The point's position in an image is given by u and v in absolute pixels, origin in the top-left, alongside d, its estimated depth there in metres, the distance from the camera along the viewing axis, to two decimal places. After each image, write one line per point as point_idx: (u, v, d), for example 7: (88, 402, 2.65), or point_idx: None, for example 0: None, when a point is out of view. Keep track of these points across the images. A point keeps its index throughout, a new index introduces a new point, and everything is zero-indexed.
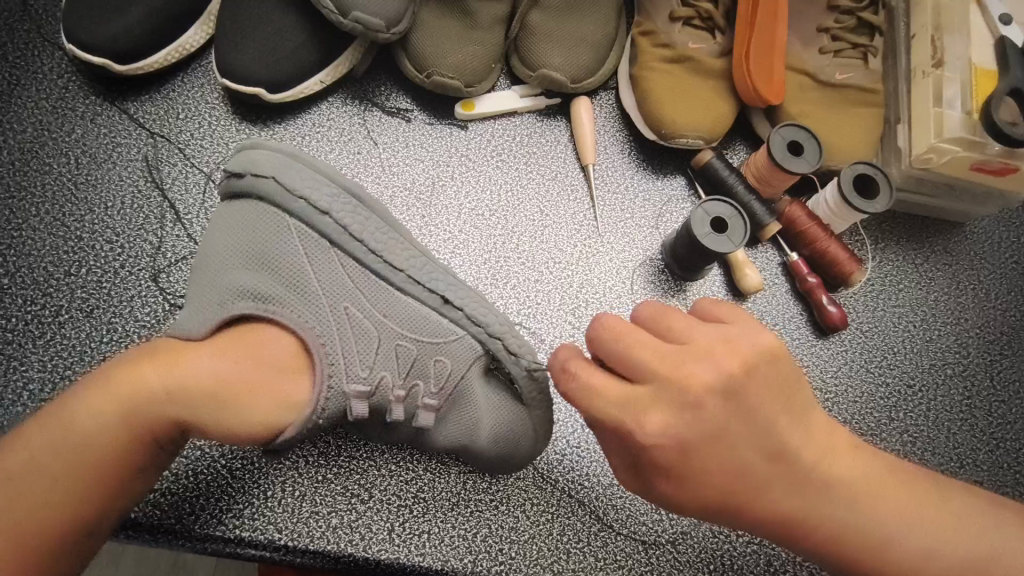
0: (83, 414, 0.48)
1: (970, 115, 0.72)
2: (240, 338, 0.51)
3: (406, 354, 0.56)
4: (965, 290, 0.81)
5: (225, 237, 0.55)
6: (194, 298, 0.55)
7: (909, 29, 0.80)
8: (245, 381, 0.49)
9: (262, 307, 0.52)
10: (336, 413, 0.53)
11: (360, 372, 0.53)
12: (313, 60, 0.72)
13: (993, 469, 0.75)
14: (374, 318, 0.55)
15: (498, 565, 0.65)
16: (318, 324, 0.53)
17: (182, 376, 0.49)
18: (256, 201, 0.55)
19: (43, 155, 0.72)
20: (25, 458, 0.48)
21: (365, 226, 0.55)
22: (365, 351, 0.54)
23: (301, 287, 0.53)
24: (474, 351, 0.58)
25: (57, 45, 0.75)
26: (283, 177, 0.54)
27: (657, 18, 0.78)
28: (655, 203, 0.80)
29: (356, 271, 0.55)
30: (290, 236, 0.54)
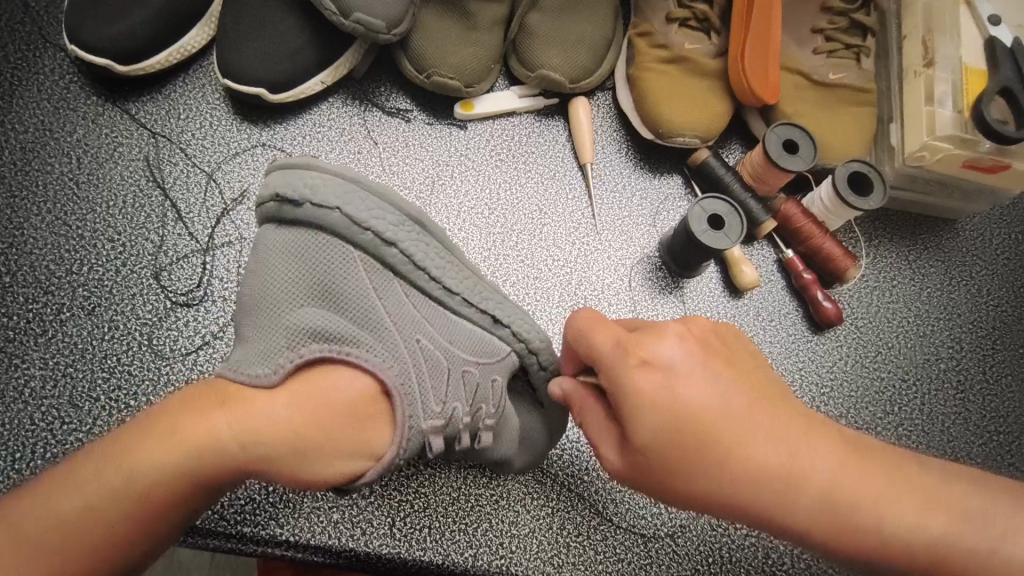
0: (149, 461, 0.46)
1: (960, 114, 0.73)
2: (313, 385, 0.50)
3: (469, 378, 0.56)
4: (957, 286, 0.82)
5: (283, 269, 0.52)
6: (251, 337, 0.51)
7: (901, 30, 0.81)
8: (324, 433, 0.48)
9: (338, 348, 0.50)
10: (416, 450, 0.53)
11: (435, 406, 0.53)
12: (314, 60, 0.73)
13: (986, 461, 0.76)
14: (441, 347, 0.55)
15: (499, 559, 0.65)
16: (395, 362, 0.52)
17: (258, 426, 0.47)
18: (319, 232, 0.52)
19: (44, 155, 0.72)
20: (82, 502, 0.46)
21: (426, 253, 0.54)
22: (437, 384, 0.54)
23: (372, 324, 0.52)
24: (512, 362, 0.60)
25: (59, 46, 0.75)
26: (350, 208, 0.51)
27: (653, 19, 0.80)
28: (652, 202, 0.81)
29: (420, 299, 0.55)
30: (357, 270, 0.52)
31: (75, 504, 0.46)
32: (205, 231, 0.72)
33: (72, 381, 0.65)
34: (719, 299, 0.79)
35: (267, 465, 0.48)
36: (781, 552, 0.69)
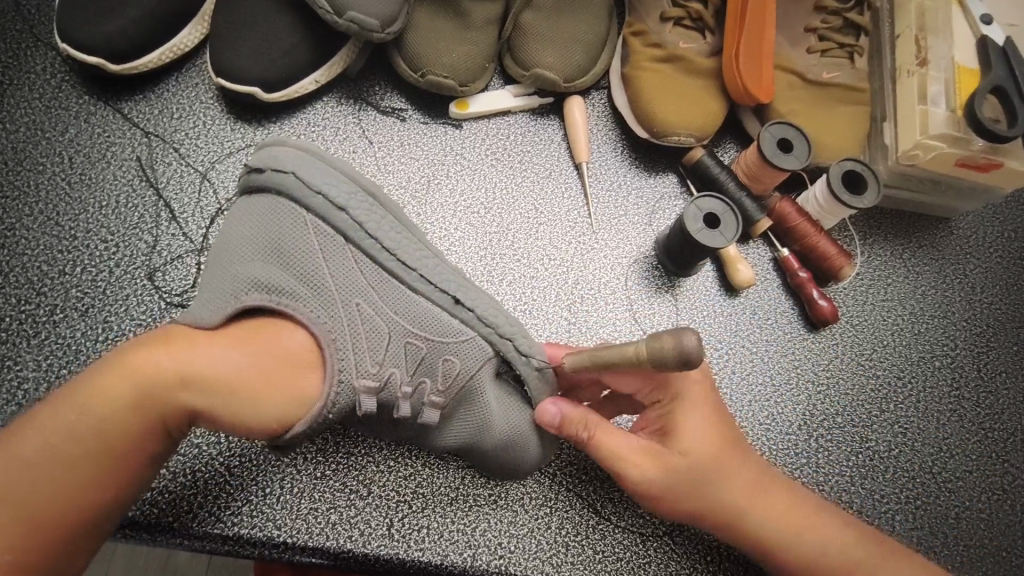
0: (98, 395, 0.47)
1: (954, 112, 0.73)
2: (256, 329, 0.51)
3: (414, 352, 0.55)
4: (951, 284, 0.83)
5: (243, 228, 0.54)
6: (207, 285, 0.54)
7: (894, 29, 0.82)
8: (259, 373, 0.49)
9: (275, 300, 0.51)
10: (345, 410, 0.52)
11: (370, 368, 0.53)
12: (309, 59, 0.73)
13: (981, 458, 0.76)
14: (385, 315, 0.54)
15: (497, 559, 0.65)
16: (330, 320, 0.52)
17: (196, 363, 0.48)
18: (275, 197, 0.53)
19: (36, 155, 0.72)
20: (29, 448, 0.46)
21: (379, 223, 0.54)
22: (376, 348, 0.53)
23: (315, 283, 0.52)
24: (483, 351, 0.56)
25: (50, 45, 0.75)
26: (303, 173, 0.52)
27: (648, 18, 0.80)
28: (648, 201, 0.81)
29: (368, 267, 0.53)
30: (304, 231, 0.52)
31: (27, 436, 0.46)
32: (200, 231, 0.72)
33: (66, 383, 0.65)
34: (715, 298, 0.79)
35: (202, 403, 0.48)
36: None
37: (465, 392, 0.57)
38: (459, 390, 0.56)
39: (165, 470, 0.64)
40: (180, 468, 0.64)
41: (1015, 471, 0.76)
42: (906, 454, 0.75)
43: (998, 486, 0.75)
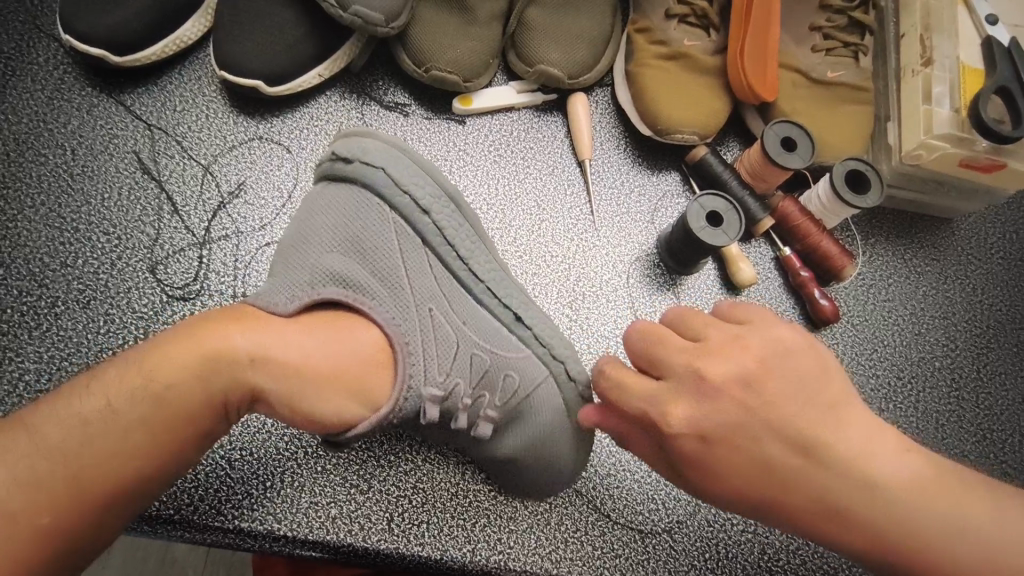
0: (170, 364, 0.48)
1: (958, 112, 0.73)
2: (329, 322, 0.52)
3: (479, 363, 0.57)
4: (952, 285, 0.83)
5: (325, 218, 0.56)
6: (280, 270, 0.55)
7: (899, 29, 0.82)
8: (332, 368, 0.50)
9: (351, 293, 0.53)
10: (411, 414, 0.54)
11: (437, 377, 0.54)
12: (313, 52, 0.73)
13: (980, 459, 0.76)
14: (455, 324, 0.56)
15: (497, 554, 0.65)
16: (403, 321, 0.54)
17: (272, 347, 0.49)
18: (359, 189, 0.56)
19: (38, 146, 0.71)
20: (102, 403, 0.47)
21: (457, 233, 0.57)
22: (444, 356, 0.55)
23: (392, 285, 0.55)
24: (540, 370, 0.59)
25: (52, 37, 0.74)
26: (392, 169, 0.55)
27: (653, 15, 0.79)
28: (650, 199, 0.81)
29: (443, 276, 0.57)
30: (388, 233, 0.55)
31: (93, 402, 0.47)
32: (202, 225, 0.72)
33: (67, 375, 0.65)
34: (717, 297, 0.79)
35: (271, 390, 0.49)
36: (777, 548, 0.70)
37: (520, 407, 0.60)
38: (513, 405, 0.59)
39: None
40: None
41: (1013, 471, 0.76)
42: None
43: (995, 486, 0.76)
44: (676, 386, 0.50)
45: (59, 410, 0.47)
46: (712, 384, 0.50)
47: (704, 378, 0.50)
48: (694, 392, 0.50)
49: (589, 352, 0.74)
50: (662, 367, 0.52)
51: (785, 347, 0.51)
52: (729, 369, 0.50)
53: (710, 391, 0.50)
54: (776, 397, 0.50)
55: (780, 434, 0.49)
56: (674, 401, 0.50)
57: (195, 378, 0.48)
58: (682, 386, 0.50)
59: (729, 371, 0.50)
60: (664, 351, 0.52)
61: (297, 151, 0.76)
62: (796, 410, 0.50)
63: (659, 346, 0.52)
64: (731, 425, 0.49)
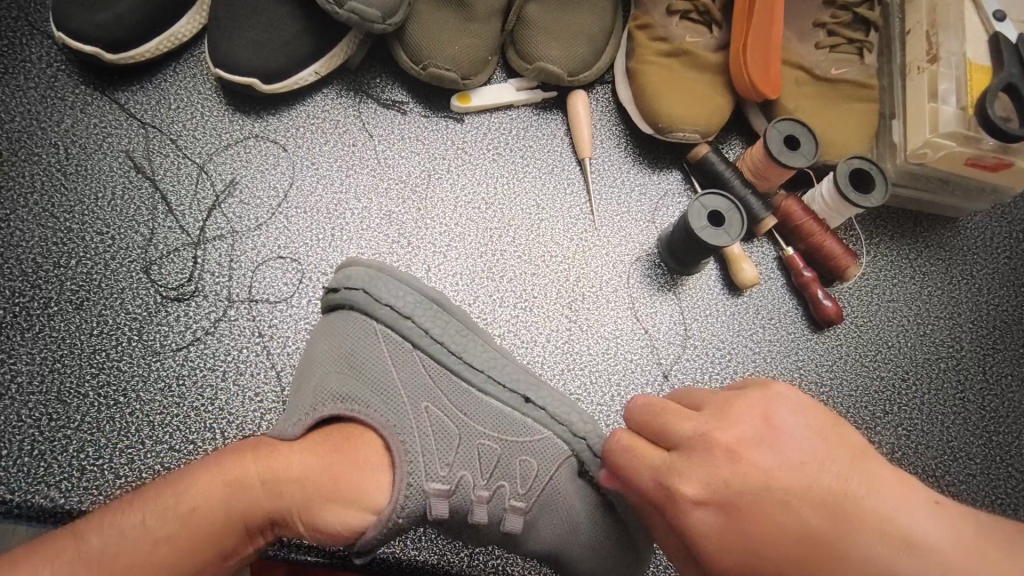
0: (190, 493, 0.50)
1: (964, 111, 0.72)
2: (334, 439, 0.52)
3: (489, 453, 0.55)
4: (958, 285, 0.82)
5: (323, 346, 0.57)
6: (286, 407, 0.55)
7: (904, 25, 0.80)
8: (335, 480, 0.50)
9: (350, 406, 0.52)
10: (415, 514, 0.51)
11: (439, 470, 0.52)
12: (308, 50, 0.72)
13: (985, 461, 0.75)
14: (455, 417, 0.55)
15: (495, 558, 0.65)
16: (397, 422, 0.52)
17: (279, 469, 0.50)
18: (347, 310, 0.57)
19: (31, 145, 0.71)
20: (128, 531, 0.48)
21: (444, 329, 0.58)
22: (444, 450, 0.53)
23: (387, 392, 0.54)
24: (560, 449, 0.57)
25: (46, 33, 0.73)
26: (374, 288, 0.57)
27: (654, 11, 0.78)
28: (651, 197, 0.80)
29: (437, 371, 0.56)
30: (377, 347, 0.55)
31: (127, 521, 0.49)
32: (196, 225, 0.71)
33: (60, 377, 0.64)
34: (719, 297, 0.78)
35: (284, 509, 0.50)
36: None
37: (545, 496, 0.56)
38: (539, 495, 0.55)
39: (161, 466, 0.63)
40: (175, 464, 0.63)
41: (1018, 474, 0.75)
42: (909, 456, 0.75)
43: (1001, 490, 0.75)
44: (684, 452, 0.46)
45: (95, 527, 0.49)
46: (723, 447, 0.45)
47: (713, 443, 0.45)
48: (704, 462, 0.45)
49: (588, 355, 0.73)
50: (669, 435, 0.48)
51: (788, 401, 0.47)
52: (737, 433, 0.46)
53: (725, 456, 0.45)
54: (796, 456, 0.45)
55: (808, 497, 0.44)
56: (685, 468, 0.46)
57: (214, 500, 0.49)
58: (693, 453, 0.46)
59: (741, 435, 0.46)
60: (670, 420, 0.48)
61: (294, 150, 0.75)
62: (818, 471, 0.44)
63: (657, 415, 0.49)
64: (756, 495, 0.44)
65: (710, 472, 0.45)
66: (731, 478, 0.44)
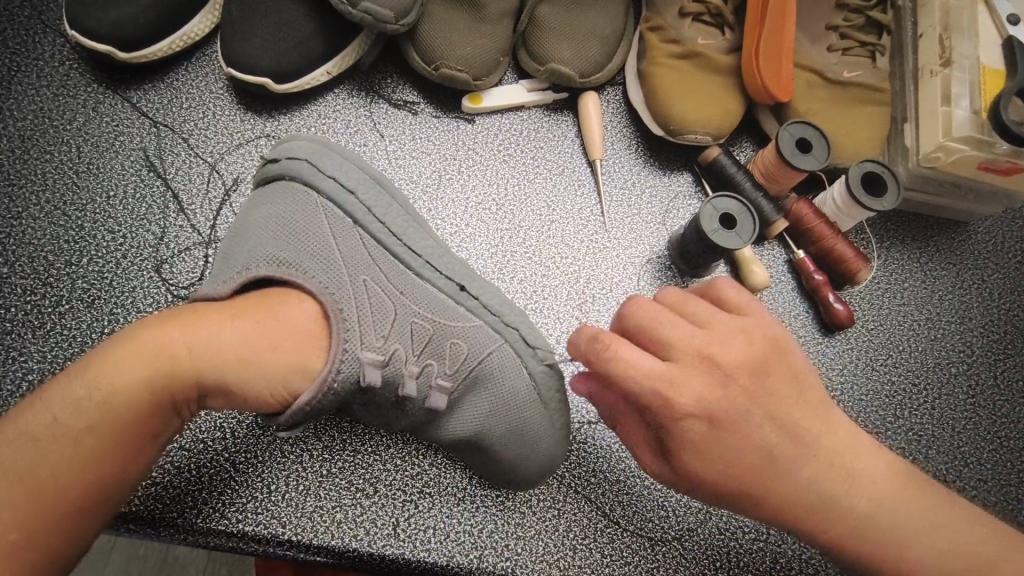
0: (108, 372, 0.47)
1: (978, 114, 0.72)
2: (263, 298, 0.51)
3: (421, 332, 0.54)
4: (969, 289, 0.81)
5: (260, 211, 0.55)
6: (223, 264, 0.54)
7: (917, 29, 0.80)
8: (270, 343, 0.49)
9: (285, 270, 0.51)
10: (350, 382, 0.50)
11: (374, 341, 0.51)
12: (320, 50, 0.72)
13: (996, 467, 0.75)
14: (392, 292, 0.54)
15: (504, 560, 0.64)
16: (336, 289, 0.51)
17: (207, 337, 0.49)
18: (287, 182, 0.56)
19: (43, 143, 0.71)
20: (46, 417, 0.46)
21: (387, 211, 0.57)
22: (380, 322, 0.52)
23: (325, 258, 0.52)
24: (492, 338, 0.56)
25: (59, 32, 0.74)
26: (316, 159, 0.56)
27: (667, 13, 0.78)
28: (662, 200, 0.80)
29: (377, 251, 0.55)
30: (318, 214, 0.54)
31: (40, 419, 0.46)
32: (206, 223, 0.71)
33: None
34: None
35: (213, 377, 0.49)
36: (789, 557, 0.68)
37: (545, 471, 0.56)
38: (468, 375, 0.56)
39: (170, 464, 0.63)
40: (185, 463, 0.63)
41: None
42: (920, 461, 0.74)
43: (1012, 495, 0.74)
44: (683, 372, 0.48)
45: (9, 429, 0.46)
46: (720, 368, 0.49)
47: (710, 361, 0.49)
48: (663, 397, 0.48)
49: None
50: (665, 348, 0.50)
51: (780, 341, 0.51)
52: (732, 355, 0.49)
53: (717, 375, 0.49)
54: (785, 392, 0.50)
55: (783, 427, 0.50)
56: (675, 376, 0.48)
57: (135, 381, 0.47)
58: (686, 367, 0.49)
59: (735, 359, 0.49)
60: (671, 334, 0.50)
61: None
62: (799, 410, 0.50)
63: (652, 327, 0.50)
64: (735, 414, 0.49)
65: (702, 386, 0.48)
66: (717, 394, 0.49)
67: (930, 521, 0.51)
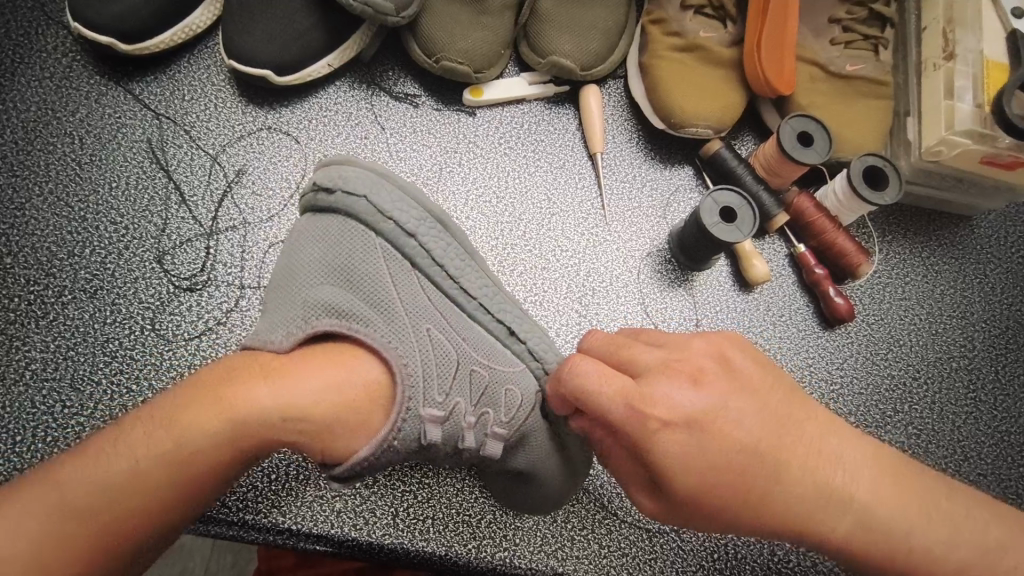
0: (191, 421, 0.46)
1: (981, 108, 0.71)
2: (336, 351, 0.51)
3: (477, 380, 0.55)
4: (971, 284, 0.81)
5: (314, 253, 0.54)
6: (275, 307, 0.54)
7: (920, 22, 0.80)
8: (338, 408, 0.49)
9: (346, 323, 0.51)
10: (412, 440, 0.51)
11: (436, 396, 0.52)
12: (322, 42, 0.72)
13: (995, 461, 0.75)
14: (451, 341, 0.54)
15: (503, 550, 0.65)
16: (400, 344, 0.52)
17: (288, 395, 0.48)
18: (344, 218, 0.54)
19: (46, 134, 0.71)
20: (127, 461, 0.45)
21: (446, 252, 0.56)
22: (442, 375, 0.53)
23: (385, 307, 0.53)
24: (536, 383, 0.58)
25: (62, 24, 0.74)
26: (375, 197, 0.54)
27: (668, 5, 0.78)
28: (663, 193, 0.80)
29: (434, 293, 0.55)
30: (376, 256, 0.54)
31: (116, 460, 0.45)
32: (208, 215, 0.71)
33: (74, 365, 0.65)
34: (729, 293, 0.78)
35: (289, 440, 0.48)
36: (787, 550, 0.69)
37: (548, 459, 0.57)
38: (521, 424, 0.57)
39: None
40: None
41: None
42: (919, 455, 0.74)
43: (1012, 489, 0.74)
44: (655, 380, 0.48)
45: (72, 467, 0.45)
46: (687, 371, 0.49)
47: (677, 367, 0.49)
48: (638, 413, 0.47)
49: None
50: (635, 366, 0.50)
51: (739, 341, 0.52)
52: (697, 359, 0.50)
53: (688, 380, 0.49)
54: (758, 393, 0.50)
55: (764, 424, 0.49)
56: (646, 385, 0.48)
57: (202, 420, 0.46)
58: (662, 378, 0.48)
59: (700, 363, 0.50)
60: (639, 354, 0.51)
61: (307, 143, 0.75)
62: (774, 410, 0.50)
63: (617, 349, 0.53)
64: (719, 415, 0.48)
65: (680, 395, 0.48)
66: (698, 403, 0.48)
67: (913, 507, 0.52)
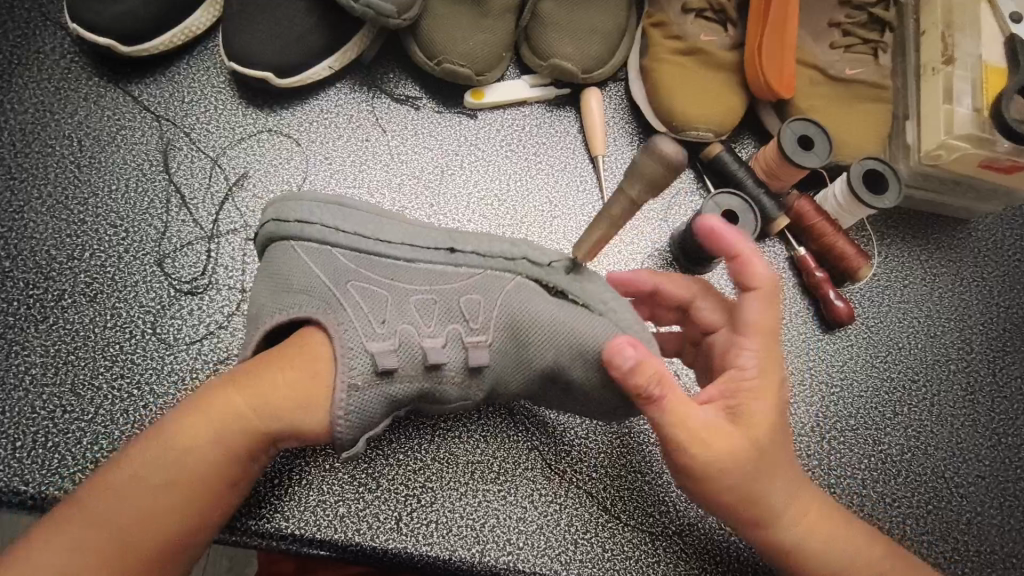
0: (180, 435, 0.50)
1: (980, 112, 0.73)
2: (292, 345, 0.53)
3: (427, 306, 0.55)
4: (969, 287, 0.82)
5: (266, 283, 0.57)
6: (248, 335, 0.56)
7: (919, 27, 0.80)
8: (303, 388, 0.52)
9: (301, 314, 0.53)
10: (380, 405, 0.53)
11: (378, 327, 0.54)
12: (323, 44, 0.71)
13: (994, 463, 0.76)
14: (382, 283, 0.55)
15: (506, 554, 0.65)
16: (334, 310, 0.53)
17: (257, 389, 0.51)
18: (286, 245, 0.57)
19: (44, 137, 0.70)
20: (133, 483, 0.49)
21: (354, 223, 0.57)
22: (378, 310, 0.54)
23: (327, 292, 0.54)
24: (504, 277, 0.57)
25: (60, 25, 0.73)
26: (289, 213, 0.57)
27: (669, 8, 0.78)
28: (664, 197, 0.80)
29: (360, 259, 0.56)
30: (316, 257, 0.56)
31: (119, 485, 0.49)
32: (209, 218, 0.71)
33: (74, 369, 0.64)
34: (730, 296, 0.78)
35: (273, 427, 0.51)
36: None
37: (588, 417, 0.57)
38: (497, 321, 0.56)
39: None
40: None
41: None
42: (919, 457, 0.75)
43: (1010, 492, 0.75)
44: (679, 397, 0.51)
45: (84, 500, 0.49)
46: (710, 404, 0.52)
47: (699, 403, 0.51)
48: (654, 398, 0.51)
49: None
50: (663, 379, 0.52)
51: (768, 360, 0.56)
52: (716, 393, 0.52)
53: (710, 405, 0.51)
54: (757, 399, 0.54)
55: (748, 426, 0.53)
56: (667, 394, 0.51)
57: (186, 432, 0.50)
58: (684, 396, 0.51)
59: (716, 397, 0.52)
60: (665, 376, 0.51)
61: (307, 145, 0.75)
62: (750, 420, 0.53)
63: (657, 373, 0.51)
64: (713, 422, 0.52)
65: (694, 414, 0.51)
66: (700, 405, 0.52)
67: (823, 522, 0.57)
